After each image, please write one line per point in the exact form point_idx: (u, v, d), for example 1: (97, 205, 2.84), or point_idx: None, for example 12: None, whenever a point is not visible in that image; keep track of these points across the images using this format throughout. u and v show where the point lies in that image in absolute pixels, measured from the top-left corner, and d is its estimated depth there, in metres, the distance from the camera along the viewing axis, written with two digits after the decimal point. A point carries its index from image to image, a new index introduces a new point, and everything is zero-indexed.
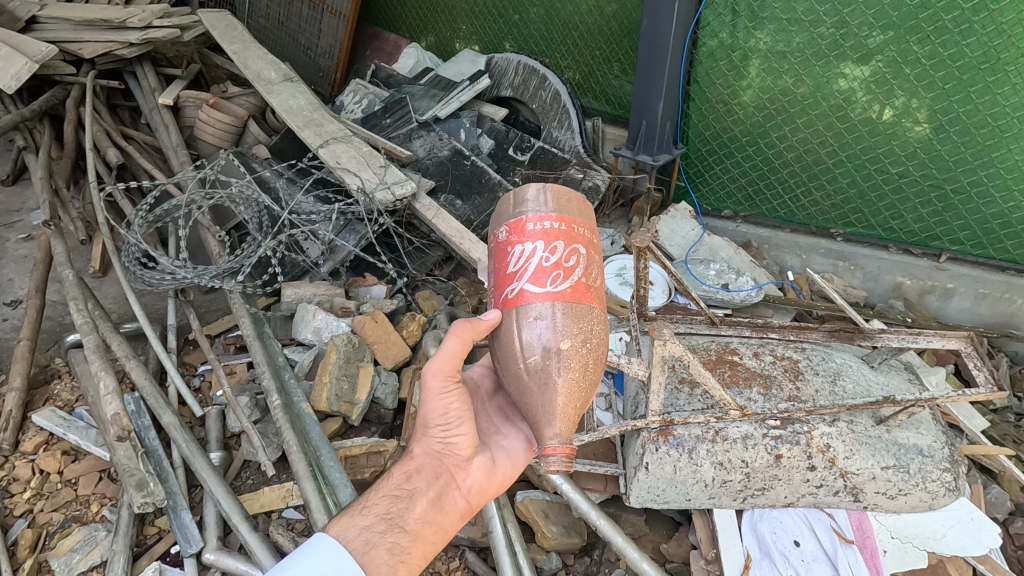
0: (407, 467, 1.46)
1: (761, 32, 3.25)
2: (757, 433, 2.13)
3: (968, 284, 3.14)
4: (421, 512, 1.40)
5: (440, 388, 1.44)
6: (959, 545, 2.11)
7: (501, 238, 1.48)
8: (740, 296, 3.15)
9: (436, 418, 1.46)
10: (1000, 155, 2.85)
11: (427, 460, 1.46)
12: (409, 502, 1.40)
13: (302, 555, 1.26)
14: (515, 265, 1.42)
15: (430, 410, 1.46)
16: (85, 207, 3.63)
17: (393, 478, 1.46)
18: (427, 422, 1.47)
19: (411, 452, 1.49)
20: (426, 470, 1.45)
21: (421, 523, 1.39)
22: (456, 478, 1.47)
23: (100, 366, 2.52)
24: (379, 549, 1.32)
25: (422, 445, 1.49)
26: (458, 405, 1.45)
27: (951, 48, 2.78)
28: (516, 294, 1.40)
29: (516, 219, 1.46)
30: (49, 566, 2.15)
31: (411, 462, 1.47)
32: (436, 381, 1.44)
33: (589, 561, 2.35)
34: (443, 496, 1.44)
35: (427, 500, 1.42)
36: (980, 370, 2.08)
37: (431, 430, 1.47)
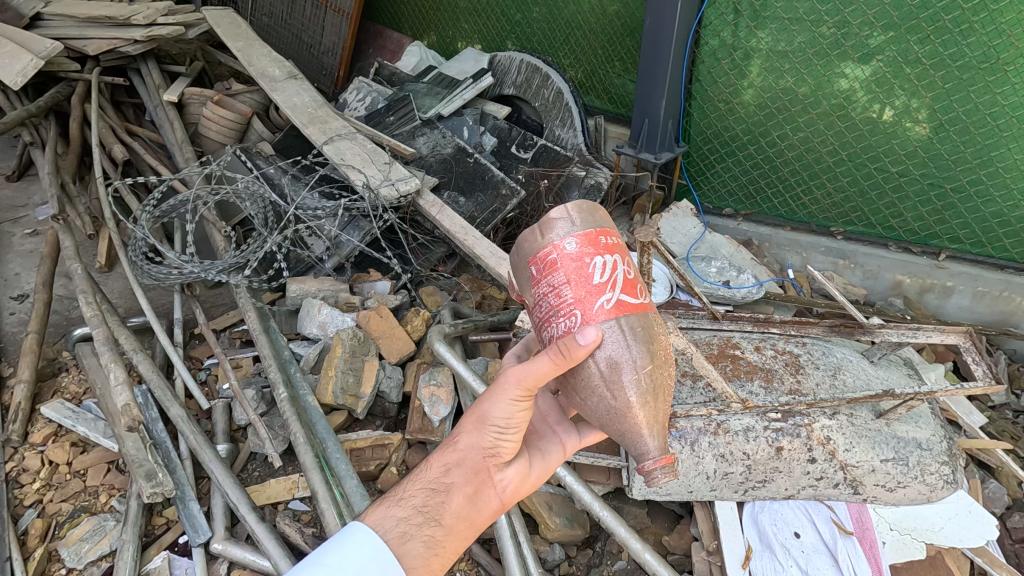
0: (448, 459, 1.25)
1: (763, 31, 3.28)
2: (759, 426, 2.17)
3: (967, 282, 3.15)
4: (456, 507, 1.22)
5: (513, 392, 1.25)
6: (957, 536, 2.13)
7: (570, 249, 1.31)
8: (741, 292, 3.18)
9: (495, 413, 1.26)
10: (999, 154, 2.88)
11: (472, 456, 1.26)
12: (445, 498, 1.22)
13: (334, 546, 1.11)
14: (603, 277, 1.29)
15: (494, 406, 1.26)
16: (92, 203, 3.66)
17: (428, 468, 1.26)
18: (485, 418, 1.27)
19: (455, 441, 1.28)
20: (469, 465, 1.25)
21: (455, 519, 1.21)
22: (497, 479, 1.28)
23: (109, 359, 2.55)
24: (415, 541, 1.16)
25: (470, 439, 1.27)
26: (524, 407, 1.27)
27: (951, 48, 2.81)
28: (613, 305, 1.28)
29: (583, 230, 1.33)
30: (59, 555, 2.19)
31: (453, 453, 1.26)
32: (515, 387, 1.24)
33: (591, 553, 2.39)
34: (479, 495, 1.25)
35: (463, 496, 1.23)
36: (979, 365, 2.12)
37: (488, 426, 1.27)
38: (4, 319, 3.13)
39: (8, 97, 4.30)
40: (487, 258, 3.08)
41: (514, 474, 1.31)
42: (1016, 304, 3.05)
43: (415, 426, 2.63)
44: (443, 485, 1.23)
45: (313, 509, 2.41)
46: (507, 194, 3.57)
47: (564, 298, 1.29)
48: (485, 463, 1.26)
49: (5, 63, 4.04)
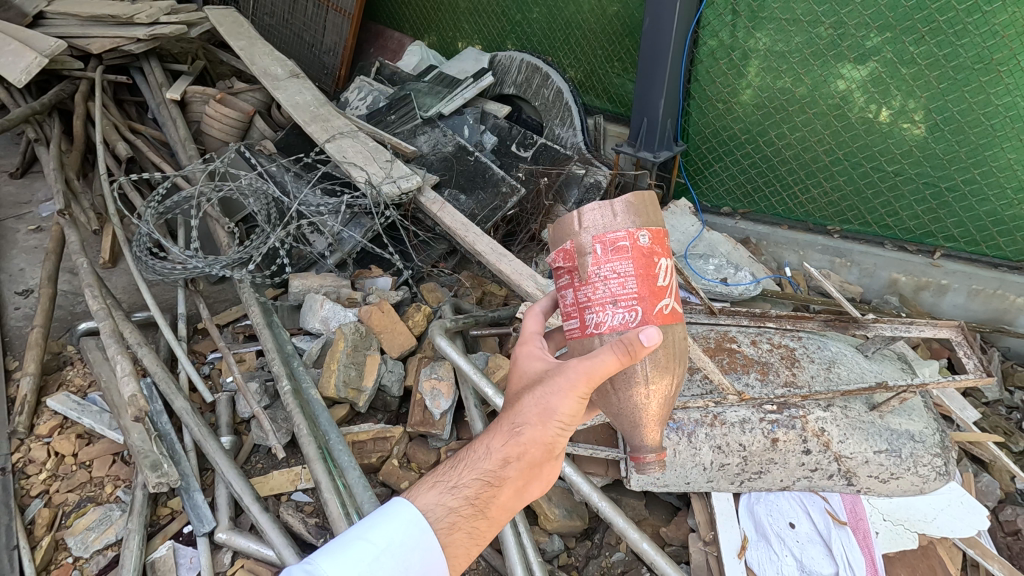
0: (509, 453, 1.20)
1: (761, 32, 3.33)
2: (754, 417, 2.21)
3: (962, 281, 3.18)
4: (506, 501, 1.21)
5: (578, 390, 1.19)
6: (949, 527, 2.18)
7: (644, 242, 1.27)
8: (739, 289, 3.21)
9: (559, 409, 1.20)
10: (993, 154, 2.93)
11: (533, 450, 1.21)
12: (499, 492, 1.20)
13: (379, 522, 1.10)
14: (666, 280, 1.27)
15: (559, 402, 1.19)
16: (96, 199, 3.69)
17: (486, 459, 1.21)
18: (549, 413, 1.20)
19: (515, 430, 1.21)
20: (528, 459, 1.21)
21: (501, 510, 1.21)
22: (550, 470, 1.25)
23: (114, 351, 2.59)
24: (461, 532, 1.16)
25: (531, 431, 1.20)
26: (583, 406, 1.22)
27: (946, 48, 2.85)
28: (672, 310, 1.27)
29: (658, 231, 1.29)
30: (66, 543, 2.23)
31: (514, 446, 1.21)
32: (579, 385, 1.18)
33: (590, 544, 2.43)
34: (529, 486, 1.24)
35: (514, 489, 1.21)
36: (970, 358, 2.16)
37: (551, 421, 1.20)
38: (8, 313, 3.17)
39: (11, 94, 4.33)
40: (488, 255, 3.11)
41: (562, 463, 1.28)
42: (1010, 302, 3.09)
43: (416, 420, 2.65)
44: (501, 480, 1.20)
45: (315, 500, 2.45)
46: (508, 192, 3.61)
47: (628, 289, 1.24)
48: (545, 458, 1.22)
49: (10, 61, 4.08)
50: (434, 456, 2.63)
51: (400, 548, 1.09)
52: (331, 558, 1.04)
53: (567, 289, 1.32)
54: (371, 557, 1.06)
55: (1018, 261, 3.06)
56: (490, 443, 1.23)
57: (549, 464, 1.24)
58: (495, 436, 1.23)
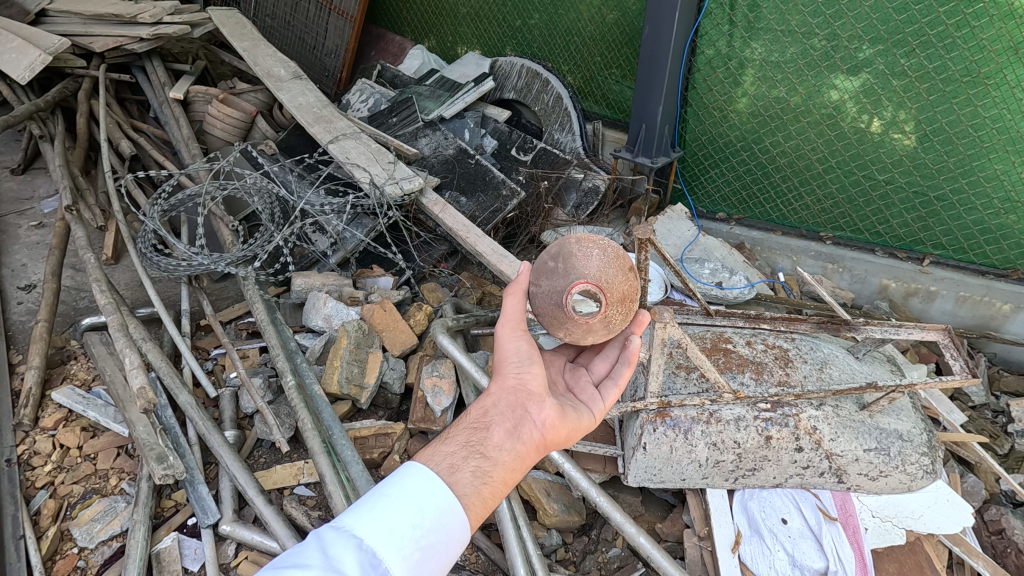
0: (484, 402, 1.40)
1: (756, 42, 3.41)
2: (749, 415, 2.28)
3: (950, 287, 3.27)
4: (498, 439, 1.32)
5: (511, 330, 1.51)
6: (936, 524, 2.24)
7: None
8: (733, 293, 3.28)
9: (506, 354, 1.47)
10: (981, 164, 3.01)
11: (503, 395, 1.41)
12: (488, 433, 1.33)
13: (393, 482, 1.17)
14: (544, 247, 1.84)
15: (506, 347, 1.48)
16: (99, 196, 3.72)
17: (468, 414, 1.39)
18: (501, 362, 1.47)
19: (486, 391, 1.45)
20: (502, 402, 1.40)
21: (500, 451, 1.30)
22: (532, 411, 1.41)
23: (120, 345, 2.62)
24: (465, 471, 1.24)
25: (497, 383, 1.44)
26: (529, 345, 1.48)
27: (936, 61, 2.94)
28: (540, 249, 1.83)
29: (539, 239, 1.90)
30: (71, 534, 2.27)
31: (487, 398, 1.42)
32: (507, 326, 1.51)
33: (587, 540, 2.49)
34: (520, 429, 1.37)
35: (504, 430, 1.34)
36: (956, 359, 2.23)
37: (507, 365, 1.46)
38: (11, 308, 3.19)
39: (13, 91, 4.35)
40: (489, 255, 3.16)
41: (544, 406, 1.43)
42: (996, 309, 3.18)
43: (417, 416, 2.70)
44: (482, 421, 1.36)
45: (318, 494, 2.49)
46: (508, 195, 3.67)
47: None
48: (518, 400, 1.41)
49: (13, 58, 4.09)
50: None
51: (418, 499, 1.15)
52: (354, 514, 1.10)
53: None
54: (391, 508, 1.12)
55: (1005, 268, 3.15)
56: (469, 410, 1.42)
57: (527, 405, 1.41)
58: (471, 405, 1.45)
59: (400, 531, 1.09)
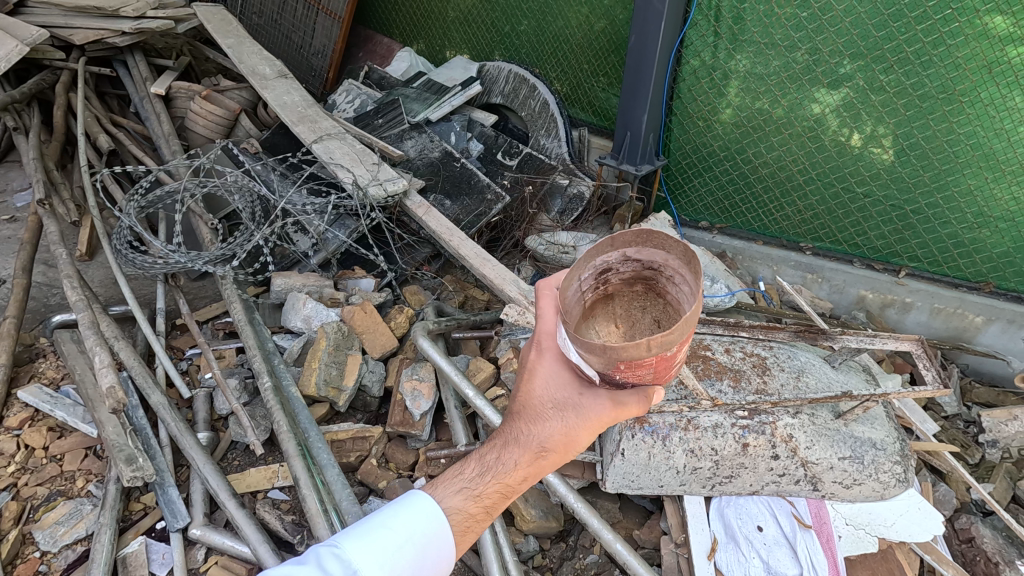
0: (532, 469, 1.34)
1: (740, 54, 3.45)
2: (726, 422, 2.29)
3: (925, 298, 3.33)
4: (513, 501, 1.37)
5: (593, 432, 1.35)
6: (907, 531, 2.26)
7: (669, 353, 1.22)
8: (714, 301, 3.31)
9: (578, 438, 1.33)
10: (955, 180, 3.08)
11: (549, 466, 1.35)
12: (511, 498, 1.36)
13: (392, 511, 1.26)
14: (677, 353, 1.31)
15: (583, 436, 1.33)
16: (75, 191, 3.65)
17: (512, 472, 1.33)
18: (572, 442, 1.33)
19: (540, 448, 1.33)
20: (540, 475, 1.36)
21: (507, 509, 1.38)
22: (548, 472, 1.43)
23: (92, 343, 2.57)
24: (473, 532, 1.33)
25: (555, 453, 1.33)
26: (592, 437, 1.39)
27: (913, 78, 3.00)
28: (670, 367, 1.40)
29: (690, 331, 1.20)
30: (33, 537, 2.21)
31: (538, 464, 1.34)
32: (598, 429, 1.34)
33: (565, 546, 2.49)
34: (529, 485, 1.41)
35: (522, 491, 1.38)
36: (929, 369, 2.27)
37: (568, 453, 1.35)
38: None
39: None
40: (471, 259, 3.16)
41: None
42: (969, 321, 3.24)
43: (395, 420, 2.67)
44: (513, 486, 1.34)
45: (292, 497, 2.46)
46: (493, 199, 3.67)
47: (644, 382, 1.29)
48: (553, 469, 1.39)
49: None
50: (413, 456, 2.65)
51: (414, 532, 1.24)
52: (353, 539, 1.20)
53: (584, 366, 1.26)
54: (388, 539, 1.21)
55: (977, 281, 3.20)
56: (512, 459, 1.34)
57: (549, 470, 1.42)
58: (518, 452, 1.34)
59: (396, 564, 1.20)
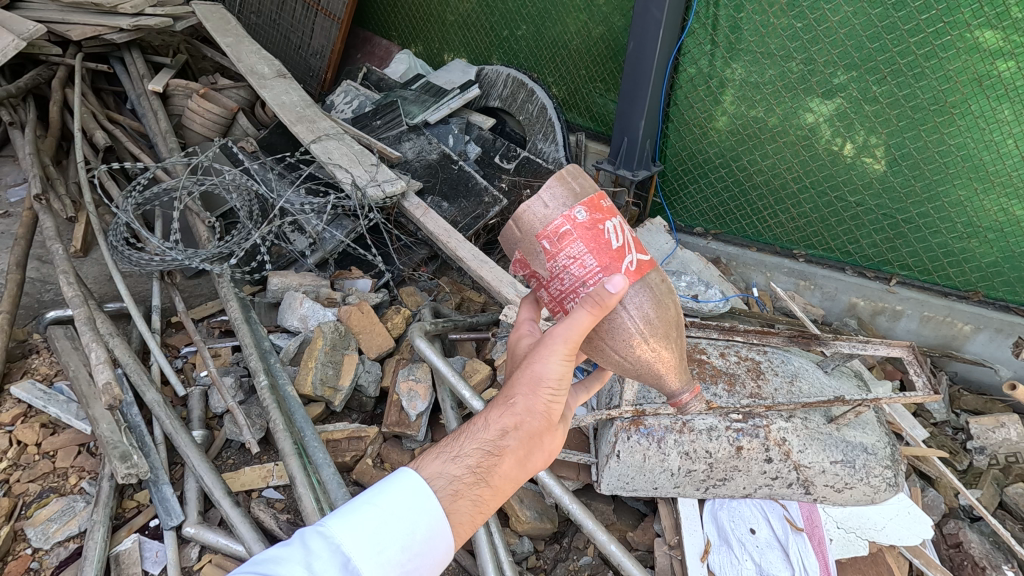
0: (508, 422, 1.29)
1: (737, 63, 3.49)
2: (721, 426, 2.31)
3: (915, 307, 3.37)
4: (506, 469, 1.27)
5: (560, 352, 1.27)
6: (897, 535, 2.30)
7: (582, 217, 1.29)
8: (709, 306, 3.36)
9: (546, 374, 1.28)
10: (946, 190, 3.13)
11: (528, 418, 1.29)
12: (500, 460, 1.26)
13: (382, 490, 1.18)
14: (620, 240, 1.31)
15: (545, 367, 1.27)
16: (70, 186, 3.63)
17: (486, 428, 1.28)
18: (539, 381, 1.29)
19: (507, 398, 1.31)
20: (524, 428, 1.28)
21: (504, 479, 1.26)
22: (549, 441, 1.33)
23: (88, 339, 2.56)
24: (465, 501, 1.22)
25: (525, 399, 1.29)
26: (570, 372, 1.29)
27: (906, 89, 3.05)
28: (636, 265, 1.31)
29: (586, 198, 1.32)
30: (24, 534, 2.20)
31: (512, 416, 1.29)
32: (561, 348, 1.26)
33: (559, 548, 2.50)
34: (528, 457, 1.30)
35: (514, 459, 1.28)
36: (920, 376, 2.30)
37: (541, 388, 1.29)
38: None
39: None
40: (469, 261, 3.17)
41: (557, 436, 1.35)
42: (958, 329, 3.29)
43: (391, 420, 2.68)
44: (486, 436, 1.27)
45: (287, 497, 2.46)
46: (490, 202, 3.69)
47: (588, 266, 1.27)
48: (540, 428, 1.30)
49: None
50: (407, 456, 2.65)
51: (404, 509, 1.15)
52: (340, 519, 1.12)
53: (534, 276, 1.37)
54: (375, 516, 1.13)
55: (966, 290, 3.26)
56: (484, 416, 1.32)
57: (544, 436, 1.32)
58: (490, 408, 1.32)
59: (385, 551, 1.10)
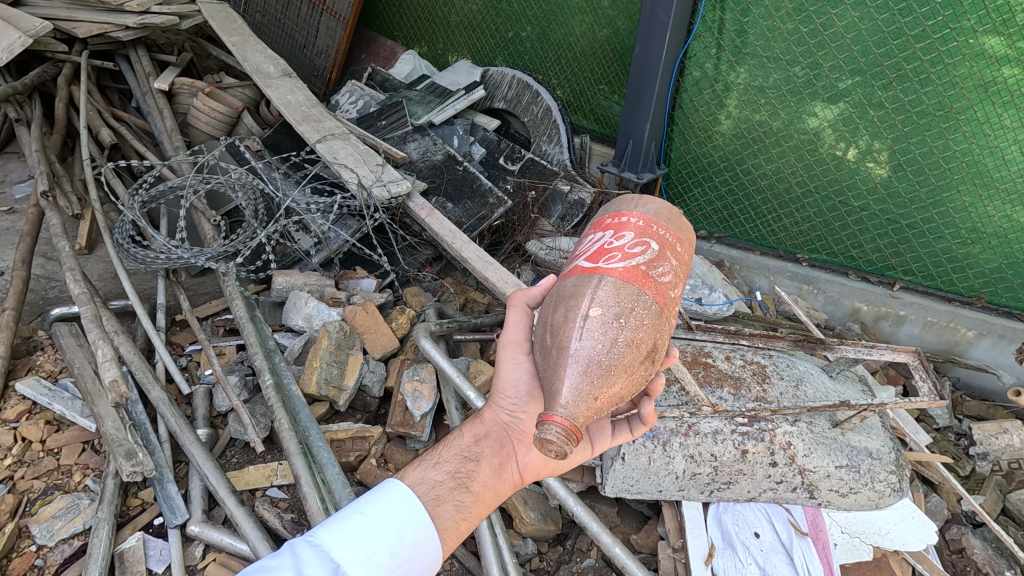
0: (480, 432, 1.55)
1: (742, 67, 3.50)
2: (726, 429, 2.31)
3: (918, 312, 3.38)
4: (482, 478, 1.45)
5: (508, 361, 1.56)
6: (901, 540, 2.30)
7: (582, 235, 1.71)
8: (713, 310, 3.34)
9: (506, 388, 1.55)
10: (950, 196, 3.13)
11: (496, 429, 1.54)
12: (475, 467, 1.46)
13: (371, 501, 1.25)
14: (582, 247, 1.62)
15: (502, 379, 1.56)
16: (76, 183, 3.64)
17: (463, 439, 1.53)
18: (499, 393, 1.56)
19: (483, 414, 1.59)
20: (493, 437, 1.53)
21: (481, 487, 1.44)
22: (521, 452, 1.53)
23: (95, 337, 2.57)
24: (447, 505, 1.35)
25: (494, 412, 1.57)
26: (526, 382, 1.53)
27: (912, 95, 3.06)
28: (574, 266, 1.57)
29: (597, 221, 1.69)
30: (28, 531, 2.20)
31: (482, 426, 1.56)
32: (505, 351, 1.56)
33: (562, 550, 2.50)
34: (503, 467, 1.50)
35: (488, 466, 1.48)
36: (925, 381, 2.30)
37: (503, 399, 1.56)
38: None
39: None
40: (474, 262, 3.17)
41: (532, 450, 1.52)
42: (961, 334, 3.29)
43: (395, 420, 2.68)
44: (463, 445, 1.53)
45: (290, 496, 2.46)
46: (495, 204, 3.69)
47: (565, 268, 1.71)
48: (510, 438, 1.54)
49: None
50: (411, 456, 2.66)
51: (392, 517, 1.23)
52: (330, 530, 1.16)
53: None
54: (366, 524, 1.19)
55: (970, 296, 3.26)
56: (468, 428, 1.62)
57: (517, 446, 1.53)
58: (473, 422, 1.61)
59: (376, 557, 1.16)
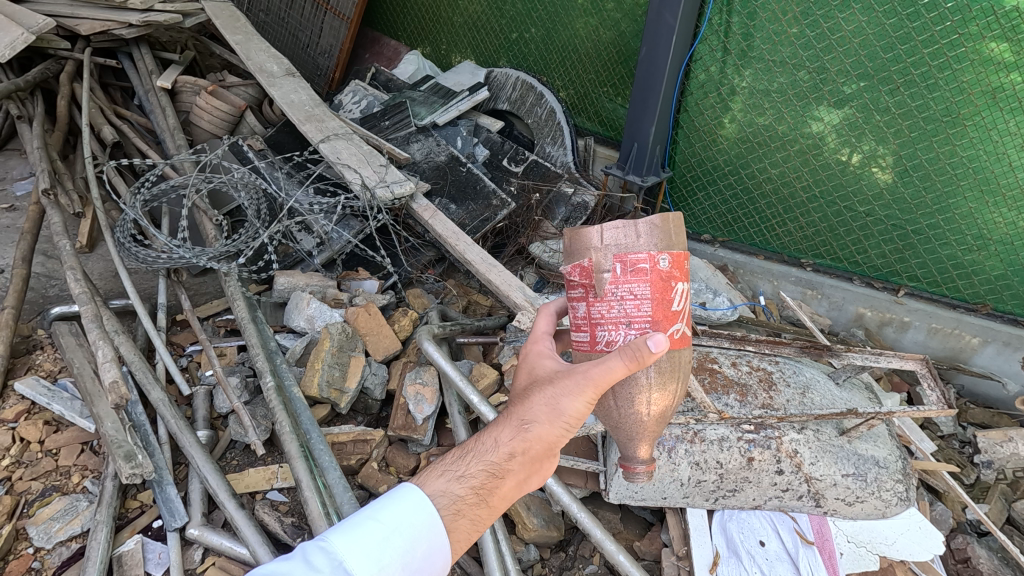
0: (519, 447, 1.32)
1: (747, 70, 3.48)
2: (732, 436, 2.29)
3: (922, 318, 3.36)
4: (506, 490, 1.32)
5: (586, 393, 1.31)
6: (907, 550, 2.28)
7: (664, 268, 1.32)
8: (717, 314, 3.34)
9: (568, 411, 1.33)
10: (956, 203, 3.12)
11: (537, 445, 1.33)
12: (501, 481, 1.31)
13: (385, 504, 1.21)
14: (681, 304, 1.34)
15: (567, 402, 1.31)
16: (76, 181, 3.61)
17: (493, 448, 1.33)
18: (556, 413, 1.32)
19: (525, 425, 1.33)
20: (531, 453, 1.33)
21: (501, 499, 1.32)
22: (547, 465, 1.38)
23: (95, 336, 2.54)
24: (464, 519, 1.26)
25: (542, 429, 1.32)
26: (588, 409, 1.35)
27: (918, 100, 3.04)
28: (680, 333, 1.36)
29: (680, 252, 1.33)
30: (26, 533, 2.18)
31: (524, 440, 1.32)
32: (587, 390, 1.30)
33: (564, 556, 2.48)
34: (528, 480, 1.35)
35: (514, 480, 1.33)
36: (933, 390, 2.28)
37: (559, 421, 1.33)
38: None
39: None
40: (478, 264, 3.15)
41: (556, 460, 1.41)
42: (966, 342, 3.27)
43: (398, 423, 2.68)
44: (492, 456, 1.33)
45: (291, 499, 2.44)
46: (498, 206, 3.68)
47: (641, 311, 1.31)
48: (546, 454, 1.35)
49: None
50: (413, 460, 2.64)
51: (405, 524, 1.19)
52: (343, 535, 1.14)
53: (581, 305, 1.39)
54: (378, 531, 1.16)
55: (974, 302, 3.24)
56: (495, 433, 1.35)
57: (547, 461, 1.37)
58: (504, 430, 1.34)
59: (387, 566, 1.14)
